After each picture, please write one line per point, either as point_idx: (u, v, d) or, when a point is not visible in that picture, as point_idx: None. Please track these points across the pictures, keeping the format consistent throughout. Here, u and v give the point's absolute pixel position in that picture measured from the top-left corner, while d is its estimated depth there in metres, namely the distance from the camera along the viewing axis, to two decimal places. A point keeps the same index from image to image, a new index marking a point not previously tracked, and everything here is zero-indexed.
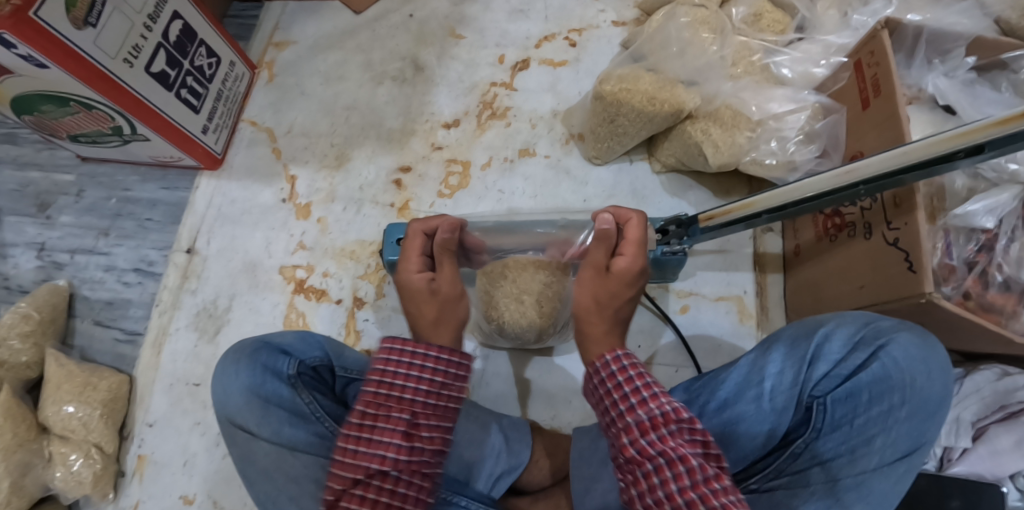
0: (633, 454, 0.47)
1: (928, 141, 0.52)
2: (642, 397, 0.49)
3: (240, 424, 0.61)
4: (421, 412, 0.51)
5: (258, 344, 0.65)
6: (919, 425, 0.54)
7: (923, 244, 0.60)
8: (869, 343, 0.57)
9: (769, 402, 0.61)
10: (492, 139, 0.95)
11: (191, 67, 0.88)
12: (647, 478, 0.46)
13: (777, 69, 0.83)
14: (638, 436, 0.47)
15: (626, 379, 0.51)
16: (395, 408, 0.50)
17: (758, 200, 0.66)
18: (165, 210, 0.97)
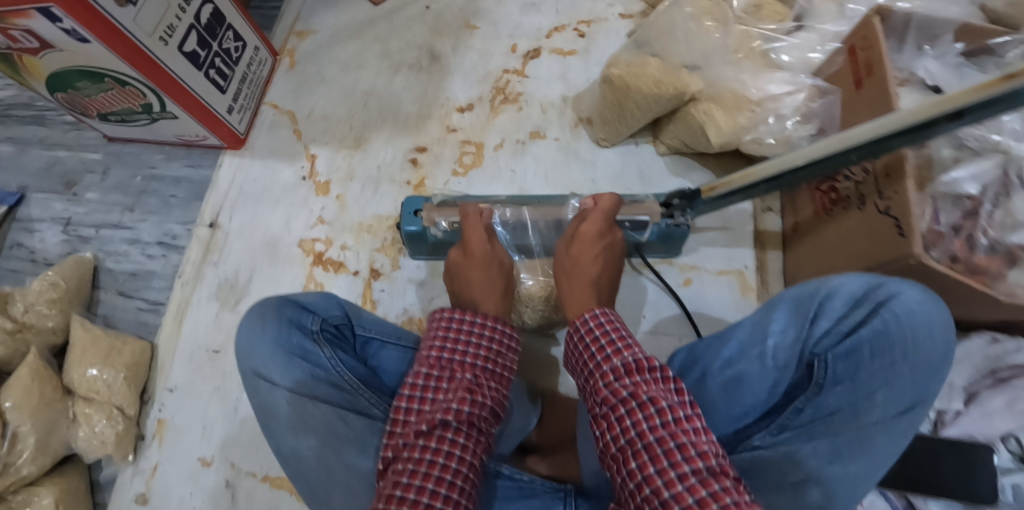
0: (607, 394, 0.60)
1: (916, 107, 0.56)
2: (619, 350, 0.63)
3: (262, 375, 0.63)
4: (481, 374, 0.61)
5: (281, 299, 0.67)
6: (920, 380, 0.57)
7: (912, 209, 0.64)
8: (872, 301, 0.61)
9: (772, 360, 0.64)
10: (504, 123, 1.00)
11: (218, 49, 0.93)
12: (621, 418, 0.57)
13: (777, 55, 0.87)
14: (614, 381, 0.60)
15: (604, 336, 0.65)
16: (456, 370, 0.60)
17: (758, 169, 0.70)
18: (189, 188, 1.01)
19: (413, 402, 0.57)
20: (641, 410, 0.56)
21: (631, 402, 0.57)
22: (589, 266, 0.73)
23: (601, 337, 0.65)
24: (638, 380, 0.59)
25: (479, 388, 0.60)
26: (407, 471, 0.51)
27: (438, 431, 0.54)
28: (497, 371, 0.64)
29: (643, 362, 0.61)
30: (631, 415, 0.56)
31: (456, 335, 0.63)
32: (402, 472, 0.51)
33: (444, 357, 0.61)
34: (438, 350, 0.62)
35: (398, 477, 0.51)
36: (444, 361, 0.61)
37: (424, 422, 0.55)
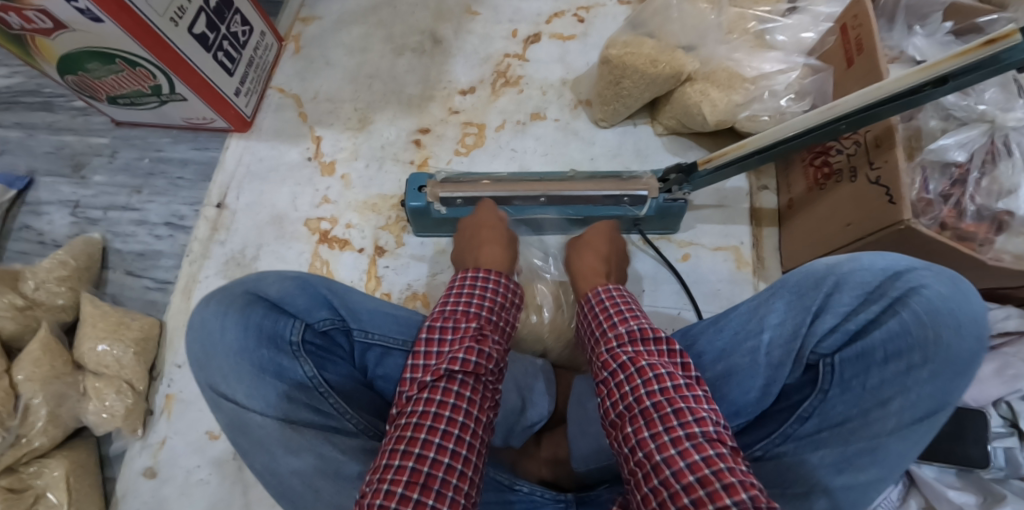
0: (612, 360, 0.62)
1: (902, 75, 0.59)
2: (625, 323, 0.66)
3: (226, 395, 0.65)
4: (486, 326, 0.65)
5: (247, 294, 0.70)
6: (942, 383, 0.55)
7: (901, 177, 0.67)
8: (883, 295, 0.61)
9: (766, 356, 0.66)
10: (505, 104, 1.02)
11: (227, 32, 0.95)
12: (620, 387, 0.60)
13: (771, 36, 0.88)
14: (615, 347, 0.64)
15: (614, 311, 0.69)
16: (462, 319, 0.64)
17: (750, 141, 0.72)
18: (196, 169, 1.03)
19: (427, 355, 0.60)
20: (639, 376, 0.59)
21: (630, 368, 0.60)
22: (602, 246, 0.82)
23: (610, 310, 0.69)
24: (640, 349, 0.62)
25: (485, 337, 0.63)
26: (418, 415, 0.54)
27: (449, 378, 0.57)
28: (500, 327, 0.67)
29: (646, 334, 0.64)
30: (631, 381, 0.59)
31: (469, 295, 0.67)
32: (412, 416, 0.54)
33: (459, 314, 0.64)
34: (455, 309, 0.66)
35: (407, 421, 0.54)
36: (459, 318, 0.64)
37: (436, 371, 0.58)
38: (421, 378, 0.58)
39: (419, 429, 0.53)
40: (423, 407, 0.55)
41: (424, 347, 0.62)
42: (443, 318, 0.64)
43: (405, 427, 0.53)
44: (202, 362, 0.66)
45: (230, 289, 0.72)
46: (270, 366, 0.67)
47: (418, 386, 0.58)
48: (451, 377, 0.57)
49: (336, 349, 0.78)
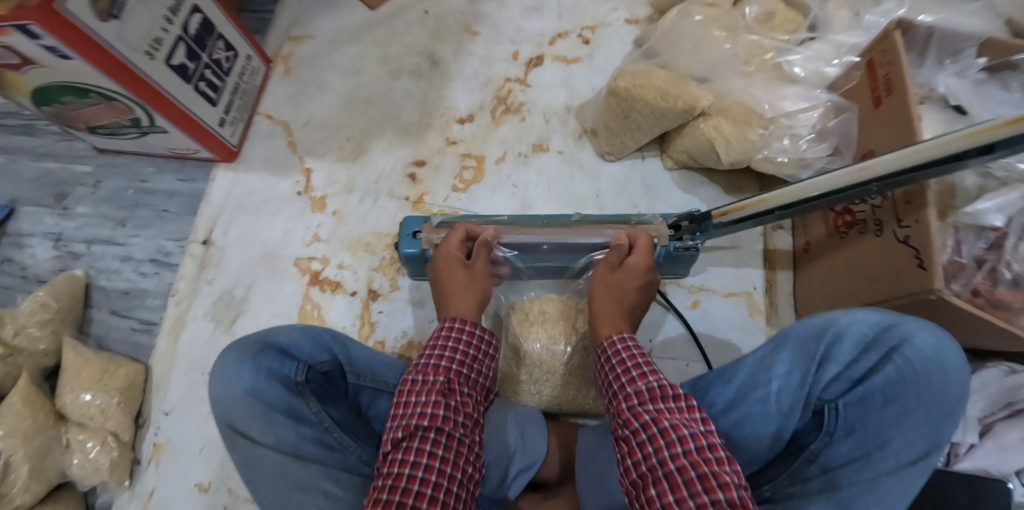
0: (629, 416, 0.60)
1: (941, 139, 0.53)
2: (643, 373, 0.64)
3: (239, 430, 0.63)
4: (454, 379, 0.65)
5: (261, 344, 0.67)
6: (938, 425, 0.55)
7: (934, 241, 0.61)
8: (883, 346, 0.60)
9: (775, 404, 0.63)
10: (507, 133, 0.96)
11: (209, 61, 0.89)
12: (641, 447, 0.57)
13: (789, 68, 0.82)
14: (638, 405, 0.61)
15: (629, 362, 0.66)
16: (431, 373, 0.64)
17: (773, 196, 0.67)
18: (182, 201, 0.98)
19: (402, 413, 0.61)
20: (662, 436, 0.57)
21: (653, 427, 0.58)
22: (628, 296, 0.74)
23: (627, 362, 0.66)
24: (659, 401, 0.60)
25: (454, 394, 0.63)
26: (396, 477, 0.55)
27: (421, 440, 0.58)
28: (471, 379, 0.68)
29: (665, 386, 0.62)
30: (652, 439, 0.57)
31: (438, 348, 0.67)
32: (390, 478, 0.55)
33: (428, 368, 0.65)
34: (424, 363, 0.66)
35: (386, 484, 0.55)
36: (429, 372, 0.64)
37: (409, 430, 0.59)
38: (396, 435, 0.59)
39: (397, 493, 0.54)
40: (398, 468, 0.56)
41: (399, 404, 0.62)
42: (416, 372, 0.65)
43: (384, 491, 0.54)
44: (223, 403, 0.64)
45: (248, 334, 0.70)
46: (280, 406, 0.65)
47: (394, 445, 0.59)
48: (422, 437, 0.58)
49: (336, 391, 0.71)
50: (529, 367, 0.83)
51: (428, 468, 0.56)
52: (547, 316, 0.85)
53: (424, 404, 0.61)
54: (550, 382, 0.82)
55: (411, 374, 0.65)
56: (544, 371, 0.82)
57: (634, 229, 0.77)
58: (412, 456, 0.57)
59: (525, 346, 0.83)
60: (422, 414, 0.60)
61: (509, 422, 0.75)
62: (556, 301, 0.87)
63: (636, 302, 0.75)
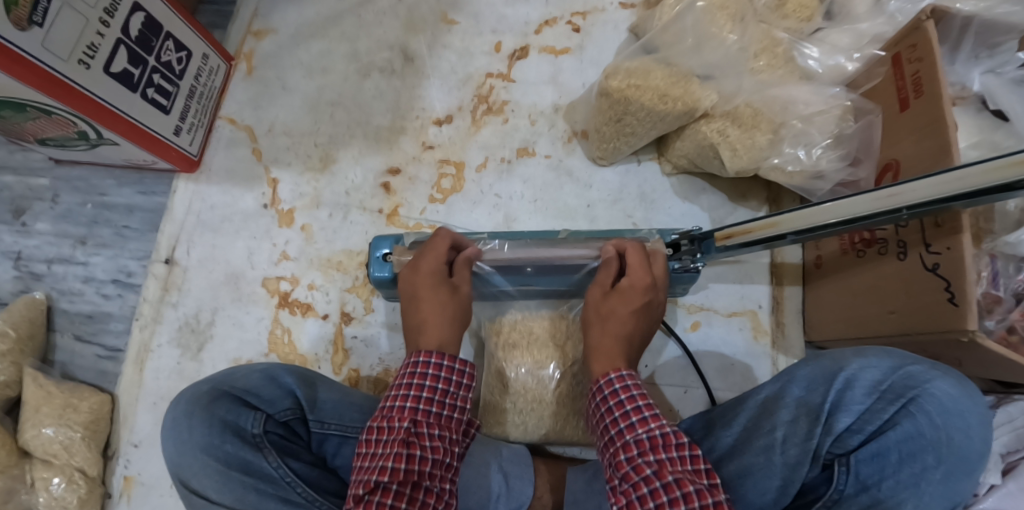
0: (627, 470, 0.50)
1: (980, 167, 0.44)
2: (645, 415, 0.53)
3: (194, 488, 0.59)
4: (423, 420, 0.54)
5: (216, 392, 0.62)
6: (953, 484, 0.49)
7: (969, 274, 0.54)
8: (897, 395, 0.52)
9: (780, 455, 0.55)
10: (488, 137, 0.90)
11: (157, 64, 0.81)
12: (641, 502, 0.47)
13: (804, 61, 0.75)
14: (637, 456, 0.50)
15: (626, 400, 0.54)
16: (396, 418, 0.53)
17: (781, 220, 0.58)
18: (144, 217, 0.92)
19: (364, 466, 0.52)
20: (663, 492, 0.47)
21: (655, 482, 0.48)
22: (626, 326, 0.62)
23: (628, 401, 0.54)
24: (664, 451, 0.50)
25: (422, 438, 0.53)
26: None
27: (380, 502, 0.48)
28: (449, 415, 0.57)
29: (673, 432, 0.51)
30: (655, 497, 0.47)
31: (405, 384, 0.56)
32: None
33: (396, 411, 0.54)
34: (392, 404, 0.55)
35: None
36: (396, 414, 0.54)
37: (368, 490, 0.49)
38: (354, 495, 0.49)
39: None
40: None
41: (364, 455, 0.53)
42: (380, 417, 0.55)
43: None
44: (178, 458, 0.60)
45: (202, 382, 0.65)
46: (236, 464, 0.59)
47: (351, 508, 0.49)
48: (384, 498, 0.49)
49: (297, 441, 0.65)
50: (513, 396, 0.75)
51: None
52: (537, 344, 0.76)
53: (388, 458, 0.50)
54: (536, 413, 0.75)
55: (377, 418, 0.55)
56: (530, 401, 0.75)
57: (623, 240, 0.67)
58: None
59: (509, 373, 0.75)
60: (382, 470, 0.50)
61: (492, 466, 0.70)
62: (548, 324, 0.77)
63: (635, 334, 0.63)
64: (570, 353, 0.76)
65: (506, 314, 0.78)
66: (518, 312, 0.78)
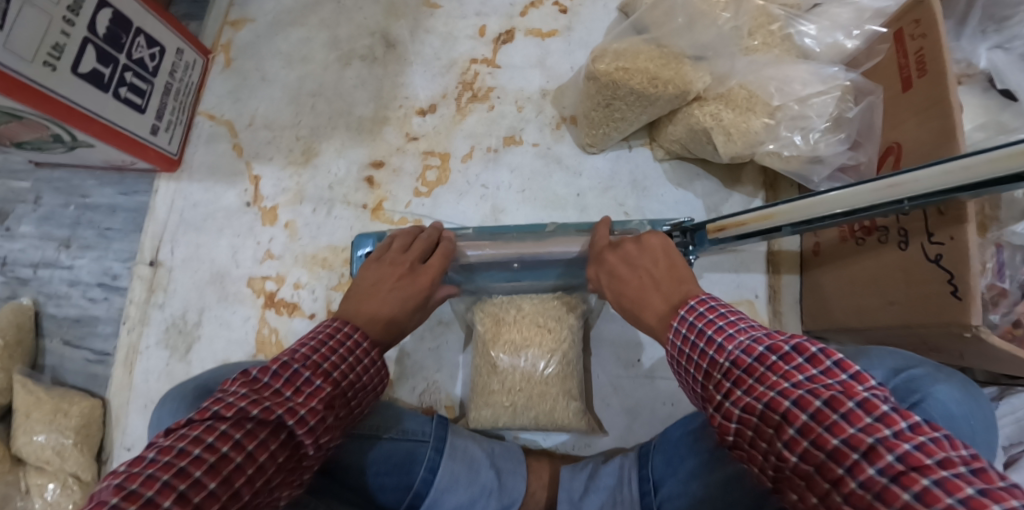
0: (722, 420, 0.44)
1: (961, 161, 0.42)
2: (716, 341, 0.46)
3: None
4: (339, 399, 0.49)
5: (201, 391, 0.61)
6: None
7: (973, 267, 0.52)
8: (899, 398, 0.51)
9: None
10: (474, 125, 0.86)
11: (128, 62, 0.78)
12: (756, 445, 0.42)
13: (800, 39, 0.71)
14: (725, 399, 0.44)
15: (693, 350, 0.48)
16: (317, 375, 0.48)
17: (778, 212, 0.55)
18: (126, 217, 0.90)
19: (249, 390, 0.44)
20: (768, 424, 0.40)
21: (753, 419, 0.41)
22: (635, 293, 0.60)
23: (697, 344, 0.48)
24: (753, 366, 0.42)
25: (333, 404, 0.48)
26: (209, 472, 0.40)
27: (267, 439, 0.43)
28: (360, 390, 0.52)
29: (754, 341, 0.44)
30: (764, 436, 0.41)
31: (334, 343, 0.51)
32: (193, 465, 0.39)
33: (315, 364, 0.48)
34: (314, 354, 0.49)
35: (181, 468, 0.39)
36: (320, 370, 0.49)
37: (259, 424, 0.43)
38: (239, 417, 0.42)
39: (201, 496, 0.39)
40: (220, 463, 0.40)
41: (256, 378, 0.46)
42: (302, 360, 0.48)
43: (177, 480, 0.38)
44: None
45: (188, 384, 0.64)
46: None
47: (225, 427, 0.42)
48: (271, 440, 0.43)
49: None
50: (502, 376, 0.69)
51: (244, 471, 0.41)
52: (525, 322, 0.71)
53: (299, 404, 0.45)
54: (525, 393, 0.69)
55: (290, 355, 0.48)
56: (520, 380, 0.69)
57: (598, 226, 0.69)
58: (248, 458, 0.41)
59: (494, 352, 0.70)
60: (290, 413, 0.44)
61: (484, 462, 0.68)
62: (536, 302, 0.72)
63: (635, 289, 0.60)
64: (561, 331, 0.71)
65: (492, 293, 0.74)
66: (506, 294, 0.73)
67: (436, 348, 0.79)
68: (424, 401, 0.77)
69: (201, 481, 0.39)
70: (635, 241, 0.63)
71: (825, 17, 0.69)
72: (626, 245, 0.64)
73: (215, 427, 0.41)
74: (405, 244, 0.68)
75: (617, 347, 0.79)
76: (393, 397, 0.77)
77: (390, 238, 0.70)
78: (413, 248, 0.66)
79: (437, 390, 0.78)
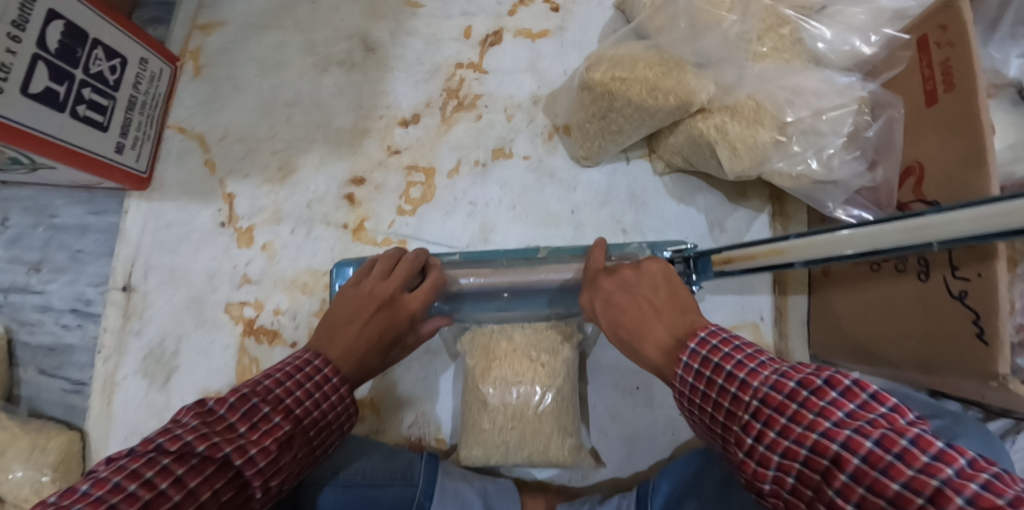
0: (755, 468, 0.39)
1: (990, 207, 0.37)
2: (739, 377, 0.43)
3: None
4: (299, 437, 0.47)
5: None
6: None
7: (1003, 310, 0.47)
8: None
9: None
10: (460, 136, 0.81)
11: (86, 76, 0.72)
12: (798, 495, 0.37)
13: (813, 43, 0.65)
14: (757, 443, 0.40)
15: (709, 386, 0.44)
16: (277, 411, 0.46)
17: (790, 247, 0.51)
18: (97, 239, 0.86)
19: (199, 422, 0.43)
20: (812, 469, 0.37)
21: (793, 465, 0.37)
22: (633, 323, 0.55)
23: (714, 382, 0.44)
24: (784, 404, 0.39)
25: (290, 443, 0.46)
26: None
27: (212, 476, 0.41)
28: (324, 429, 0.50)
29: (781, 376, 0.41)
30: (807, 485, 0.37)
31: (302, 377, 0.50)
32: (125, 502, 0.37)
33: (277, 398, 0.47)
34: (277, 387, 0.48)
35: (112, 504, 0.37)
36: (280, 406, 0.47)
37: (206, 460, 0.41)
38: (185, 451, 0.40)
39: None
40: (157, 500, 0.38)
41: (211, 409, 0.44)
42: (264, 393, 0.47)
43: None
44: None
45: None
46: None
47: (167, 461, 0.40)
48: (216, 477, 0.41)
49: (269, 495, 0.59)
50: (492, 414, 0.65)
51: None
52: (516, 355, 0.66)
53: (252, 441, 0.43)
54: (517, 431, 0.65)
55: (251, 389, 0.47)
56: (511, 417, 0.65)
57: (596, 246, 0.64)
58: (186, 497, 0.39)
59: (484, 387, 0.66)
60: (239, 451, 0.42)
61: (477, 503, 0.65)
62: (526, 333, 0.68)
63: (634, 319, 0.55)
64: (555, 364, 0.67)
65: (481, 323, 0.69)
66: (497, 324, 0.69)
67: (424, 378, 0.75)
68: (412, 435, 0.74)
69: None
70: (633, 266, 0.59)
71: (837, 18, 0.64)
72: (624, 270, 0.59)
73: (157, 460, 0.40)
74: (386, 268, 0.63)
75: (614, 374, 0.75)
76: (381, 430, 0.74)
77: (372, 260, 0.66)
78: (398, 274, 0.62)
79: (427, 422, 0.74)
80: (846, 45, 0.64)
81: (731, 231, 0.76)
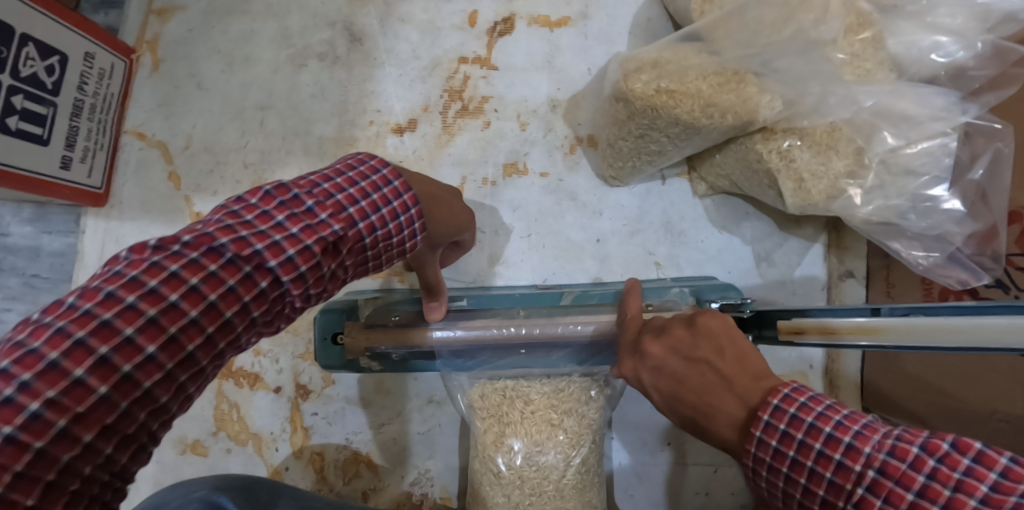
0: None
1: None
2: (842, 441, 0.30)
3: None
4: (353, 240, 0.37)
5: None
6: None
7: None
8: None
9: None
10: (464, 147, 0.69)
11: (16, 82, 0.58)
12: None
13: (908, 50, 0.51)
14: None
15: (798, 450, 0.31)
16: (314, 210, 0.35)
17: (885, 326, 0.38)
18: (53, 263, 0.72)
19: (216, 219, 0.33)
20: None
21: None
22: (698, 394, 0.38)
23: (804, 445, 0.31)
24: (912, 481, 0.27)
25: (336, 249, 0.36)
26: (133, 342, 0.29)
27: (218, 304, 0.31)
28: (375, 248, 0.39)
29: (895, 437, 0.29)
30: None
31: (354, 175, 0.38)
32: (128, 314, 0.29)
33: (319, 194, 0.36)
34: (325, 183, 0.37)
35: (104, 322, 0.28)
36: (329, 202, 0.36)
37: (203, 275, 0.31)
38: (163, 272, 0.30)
39: (112, 384, 0.29)
40: (137, 337, 0.29)
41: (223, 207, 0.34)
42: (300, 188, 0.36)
43: (72, 358, 0.28)
44: None
45: None
46: None
47: (176, 269, 0.30)
48: (223, 304, 0.32)
49: None
50: (507, 487, 0.57)
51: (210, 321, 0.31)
52: (534, 419, 0.57)
53: (267, 252, 0.33)
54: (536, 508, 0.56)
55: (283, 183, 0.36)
56: (529, 491, 0.56)
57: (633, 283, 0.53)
58: (164, 336, 0.30)
59: (497, 458, 0.57)
60: (272, 254, 0.33)
61: None
62: (546, 394, 0.58)
63: (696, 393, 0.38)
64: (578, 431, 0.58)
65: (491, 376, 0.59)
66: (512, 378, 0.59)
67: (428, 434, 0.67)
68: (414, 494, 0.66)
69: (134, 342, 0.29)
70: (686, 324, 0.42)
71: (927, 18, 0.50)
72: (678, 328, 0.42)
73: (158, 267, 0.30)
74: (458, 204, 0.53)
75: (641, 431, 0.66)
76: (382, 486, 0.66)
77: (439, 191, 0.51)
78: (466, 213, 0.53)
79: (430, 481, 0.67)
80: (936, 51, 0.50)
81: (780, 266, 0.66)
